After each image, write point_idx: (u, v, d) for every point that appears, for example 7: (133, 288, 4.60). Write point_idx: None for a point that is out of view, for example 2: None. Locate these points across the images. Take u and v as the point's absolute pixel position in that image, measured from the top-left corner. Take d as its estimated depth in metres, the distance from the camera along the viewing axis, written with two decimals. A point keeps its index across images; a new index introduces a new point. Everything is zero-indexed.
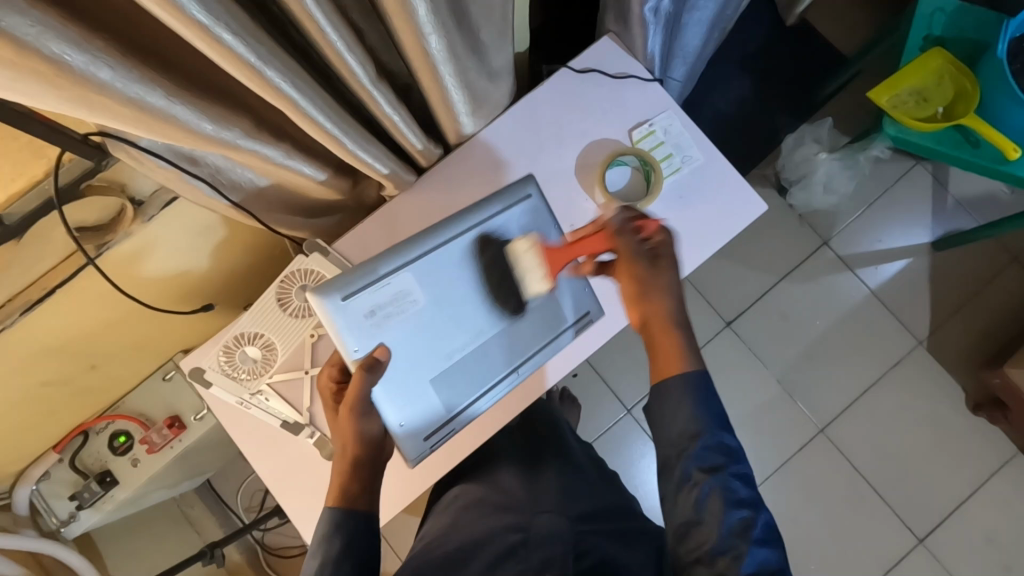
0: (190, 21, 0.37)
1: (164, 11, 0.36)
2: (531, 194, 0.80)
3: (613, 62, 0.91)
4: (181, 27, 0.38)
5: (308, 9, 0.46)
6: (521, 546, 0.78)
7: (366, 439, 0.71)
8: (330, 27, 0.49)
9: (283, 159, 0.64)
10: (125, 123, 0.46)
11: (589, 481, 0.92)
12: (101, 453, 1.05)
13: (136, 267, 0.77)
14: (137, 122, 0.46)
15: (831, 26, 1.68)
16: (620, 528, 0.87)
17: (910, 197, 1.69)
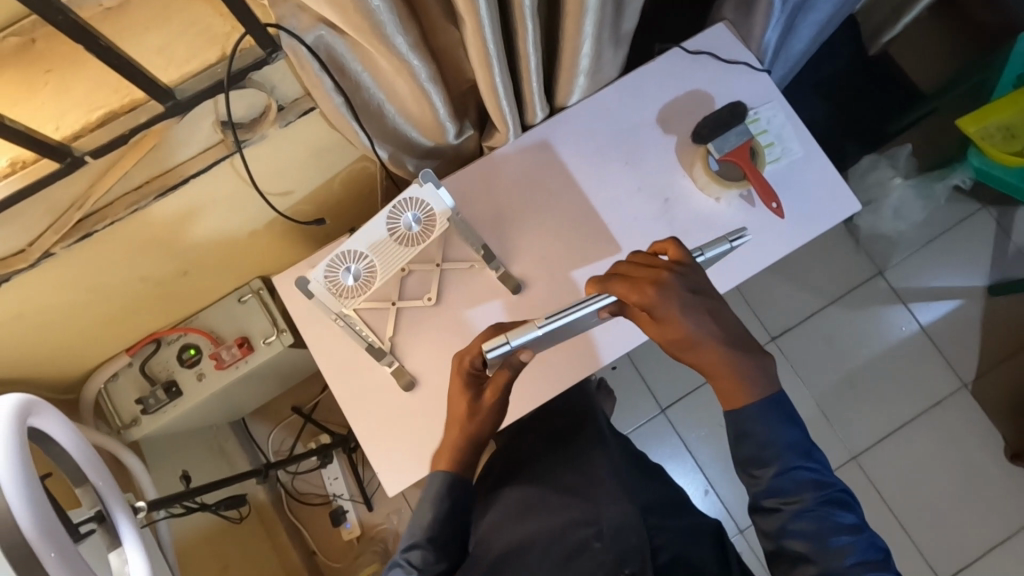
0: None
1: None
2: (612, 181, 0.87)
3: (724, 47, 0.93)
4: None
5: None
6: (594, 539, 0.84)
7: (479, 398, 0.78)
8: None
9: (427, 80, 0.66)
10: None
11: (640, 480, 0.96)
12: (169, 363, 1.07)
13: (257, 175, 0.80)
14: None
15: (913, 59, 1.69)
16: (686, 525, 0.94)
17: (971, 239, 1.69)
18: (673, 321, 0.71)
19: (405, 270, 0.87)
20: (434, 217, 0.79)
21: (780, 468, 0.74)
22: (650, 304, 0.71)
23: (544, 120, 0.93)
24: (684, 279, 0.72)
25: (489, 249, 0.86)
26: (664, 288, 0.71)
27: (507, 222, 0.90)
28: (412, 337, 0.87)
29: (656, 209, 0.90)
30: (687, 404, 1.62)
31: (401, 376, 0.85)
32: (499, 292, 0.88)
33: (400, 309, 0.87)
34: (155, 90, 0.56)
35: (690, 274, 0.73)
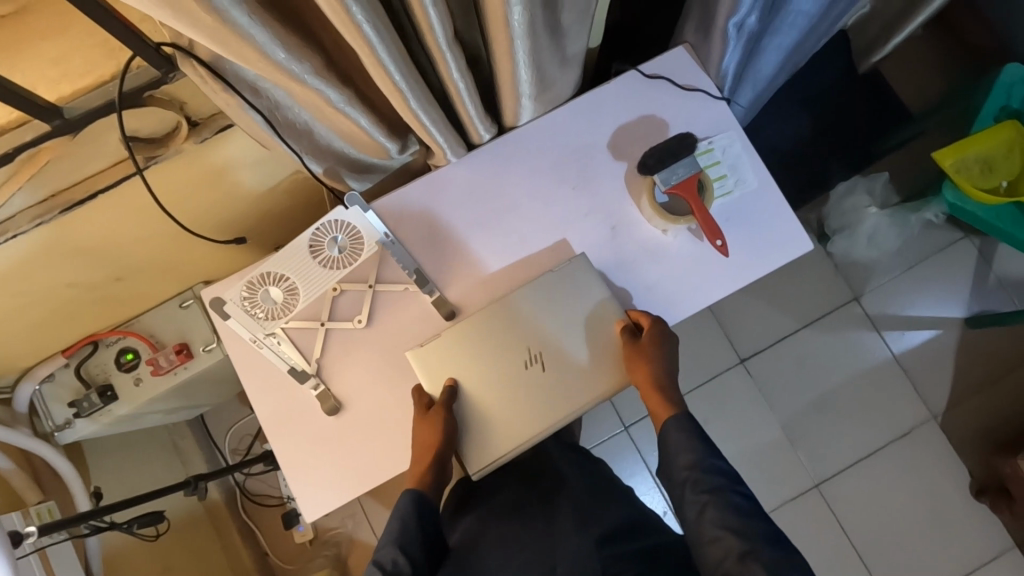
0: None
1: None
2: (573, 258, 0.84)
3: (682, 72, 0.89)
4: None
5: None
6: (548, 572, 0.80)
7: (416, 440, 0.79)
8: None
9: (344, 104, 0.63)
10: (202, 27, 0.46)
11: (599, 504, 0.92)
12: (106, 366, 1.05)
13: (181, 187, 0.77)
14: (214, 31, 0.47)
15: (902, 79, 1.64)
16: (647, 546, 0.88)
17: (951, 268, 1.65)
18: (663, 363, 0.81)
19: (337, 291, 0.85)
20: (361, 239, 0.78)
21: (699, 461, 0.79)
22: (646, 351, 0.80)
23: (490, 139, 0.89)
24: (657, 338, 0.81)
25: (422, 273, 0.84)
26: (656, 341, 0.81)
27: (444, 247, 0.87)
28: (341, 359, 0.85)
29: (600, 238, 0.87)
30: (650, 422, 1.59)
31: (326, 400, 0.83)
32: (434, 317, 0.86)
33: (329, 330, 0.85)
34: (38, 111, 0.53)
35: (664, 336, 0.81)
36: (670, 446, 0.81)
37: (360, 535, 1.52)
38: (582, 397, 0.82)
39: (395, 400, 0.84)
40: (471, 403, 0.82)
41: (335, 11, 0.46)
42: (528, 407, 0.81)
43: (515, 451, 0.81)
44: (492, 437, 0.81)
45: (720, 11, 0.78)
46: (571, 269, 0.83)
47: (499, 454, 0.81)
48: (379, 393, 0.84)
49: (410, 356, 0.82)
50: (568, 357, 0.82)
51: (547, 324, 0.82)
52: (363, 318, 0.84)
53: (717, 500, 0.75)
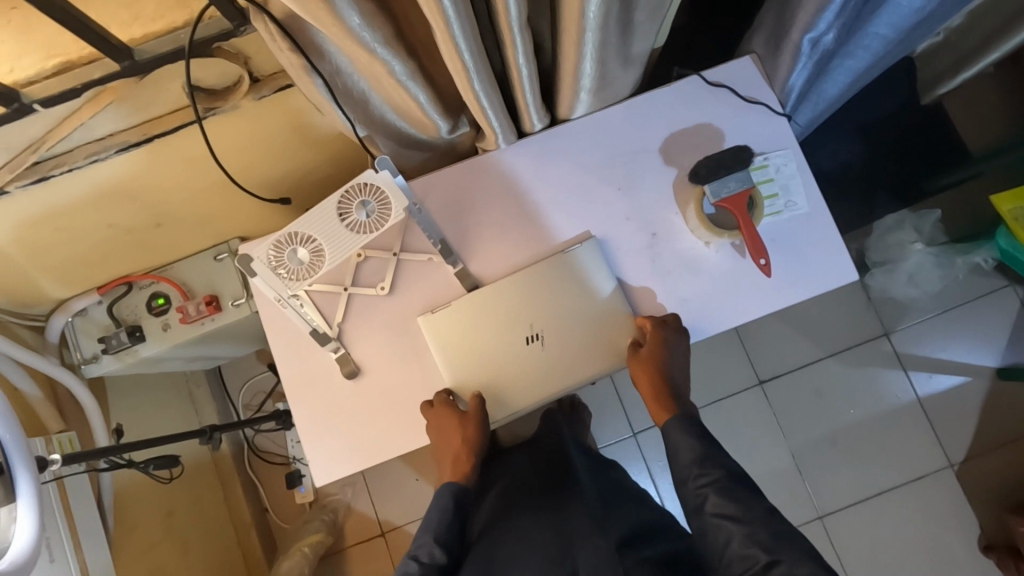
0: None
1: None
2: (590, 248, 0.85)
3: (745, 84, 0.87)
4: None
5: None
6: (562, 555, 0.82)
7: (443, 440, 0.83)
8: None
9: (406, 78, 0.63)
10: None
11: (610, 511, 0.95)
12: (137, 308, 1.07)
13: (230, 139, 0.78)
14: None
15: (966, 117, 1.58)
16: (663, 550, 0.88)
17: (989, 317, 1.60)
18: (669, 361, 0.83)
19: (361, 256, 0.84)
20: (389, 205, 0.76)
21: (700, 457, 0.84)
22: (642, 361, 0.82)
23: (542, 129, 0.88)
24: (658, 349, 0.81)
25: (447, 244, 0.84)
26: (658, 349, 0.82)
27: (471, 221, 0.87)
28: (364, 330, 0.85)
29: (633, 235, 0.86)
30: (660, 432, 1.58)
31: (345, 364, 0.84)
32: (455, 288, 0.86)
33: (352, 295, 0.85)
34: (111, 51, 0.54)
35: (667, 342, 0.82)
36: (672, 440, 0.87)
37: (358, 504, 1.54)
38: (581, 374, 0.84)
39: (415, 376, 0.85)
40: (480, 363, 0.84)
41: None
42: (548, 371, 0.84)
43: (529, 406, 0.84)
44: (509, 397, 0.84)
45: (797, 24, 0.74)
46: (586, 257, 0.84)
47: (500, 412, 0.84)
48: (400, 367, 0.85)
49: (422, 324, 0.84)
50: (588, 326, 0.84)
51: (566, 294, 0.84)
52: (385, 288, 0.84)
53: (717, 487, 0.81)
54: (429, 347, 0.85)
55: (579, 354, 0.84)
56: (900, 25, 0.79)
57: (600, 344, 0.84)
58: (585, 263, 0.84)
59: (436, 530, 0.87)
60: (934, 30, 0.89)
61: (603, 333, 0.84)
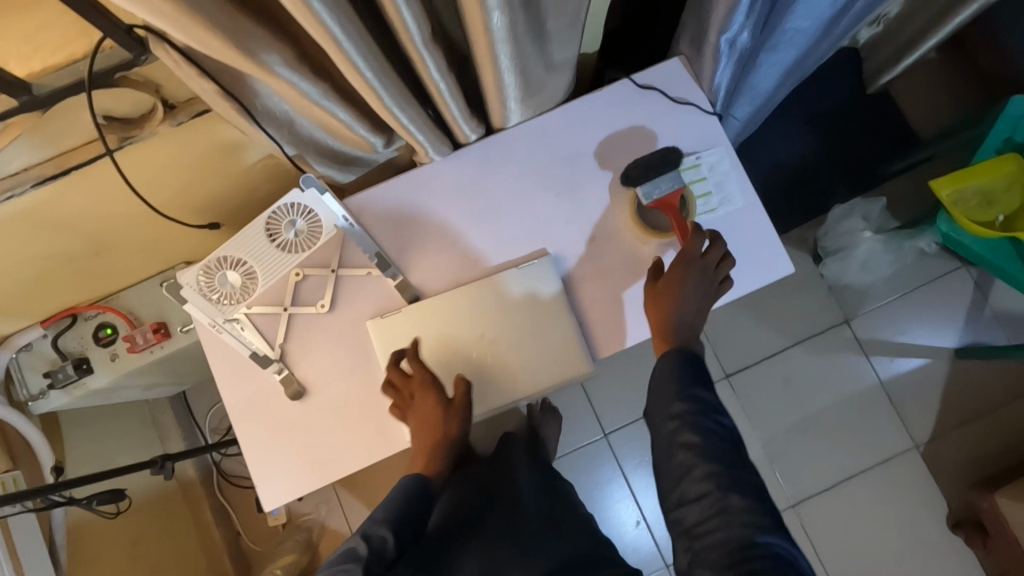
0: None
1: None
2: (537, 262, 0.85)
3: (674, 86, 0.88)
4: None
5: None
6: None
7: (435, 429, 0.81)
8: None
9: (318, 98, 0.63)
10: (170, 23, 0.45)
11: (558, 531, 0.94)
12: (83, 339, 1.05)
13: (156, 168, 0.77)
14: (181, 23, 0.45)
15: (912, 100, 1.59)
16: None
17: (946, 298, 1.62)
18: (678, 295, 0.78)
19: (299, 275, 0.84)
20: (318, 222, 0.77)
21: None
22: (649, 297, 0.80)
23: (478, 139, 0.88)
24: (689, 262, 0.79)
25: (384, 256, 0.84)
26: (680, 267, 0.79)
27: (410, 232, 0.87)
28: (306, 347, 0.85)
29: (571, 238, 0.87)
30: (631, 430, 1.58)
31: (290, 385, 0.83)
32: (396, 300, 0.86)
33: (292, 315, 0.85)
34: (5, 87, 0.53)
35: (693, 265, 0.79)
36: None
37: (333, 522, 1.52)
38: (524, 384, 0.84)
39: (360, 391, 0.85)
40: (424, 374, 0.84)
41: None
42: (494, 379, 0.84)
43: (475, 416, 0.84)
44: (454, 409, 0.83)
45: (712, 26, 0.74)
46: (536, 269, 0.85)
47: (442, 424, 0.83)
48: (346, 383, 0.85)
49: (370, 327, 0.84)
50: (533, 337, 0.84)
51: (511, 305, 0.85)
52: (324, 307, 0.84)
53: None
54: (377, 354, 0.84)
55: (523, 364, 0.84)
56: (818, 19, 0.81)
57: (546, 354, 0.84)
58: (531, 275, 0.85)
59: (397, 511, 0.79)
60: (853, 22, 0.92)
61: (550, 342, 0.84)
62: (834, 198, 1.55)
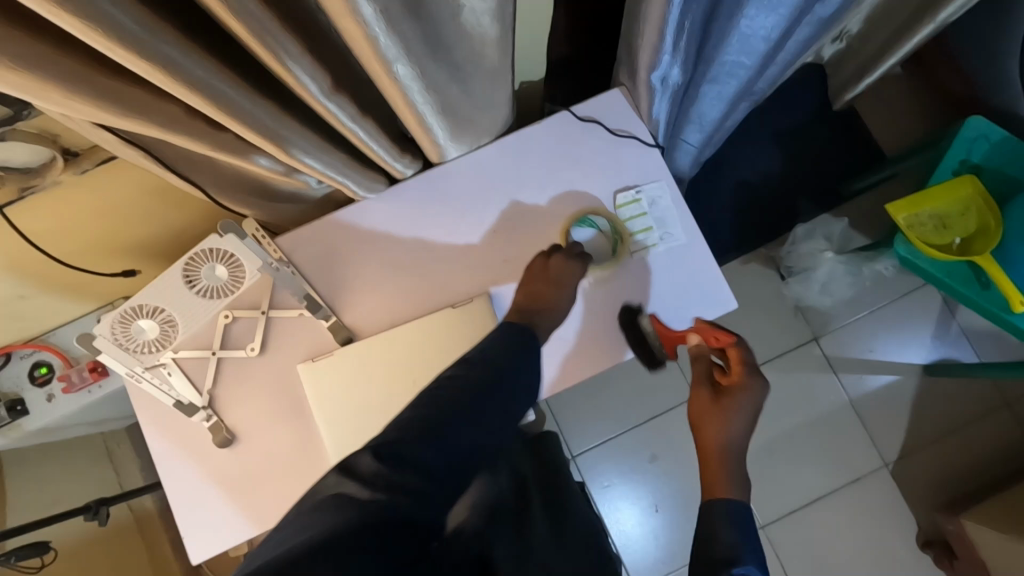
0: (93, 31, 0.34)
1: (64, 19, 0.33)
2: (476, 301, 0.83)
3: (615, 118, 0.86)
4: (86, 36, 0.35)
5: (250, 27, 0.42)
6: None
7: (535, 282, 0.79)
8: (280, 43, 0.45)
9: (224, 150, 0.60)
10: (33, 95, 0.42)
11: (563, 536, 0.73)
12: (19, 379, 1.01)
13: (71, 211, 0.74)
14: (43, 96, 0.42)
15: (875, 115, 1.56)
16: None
17: (915, 314, 1.56)
18: (726, 426, 0.72)
19: (228, 318, 0.82)
20: (241, 267, 0.75)
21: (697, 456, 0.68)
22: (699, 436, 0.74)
23: (414, 175, 0.86)
24: (745, 397, 0.72)
25: (314, 298, 0.82)
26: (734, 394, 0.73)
27: (343, 271, 0.85)
28: (235, 392, 0.82)
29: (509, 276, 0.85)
30: (599, 452, 1.47)
31: (218, 433, 0.81)
32: (328, 341, 0.84)
33: (220, 359, 0.82)
34: None
35: (749, 394, 0.73)
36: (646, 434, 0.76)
37: None
38: None
39: (291, 437, 0.82)
40: (353, 422, 0.80)
41: (166, 79, 0.42)
42: None
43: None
44: None
45: (643, 64, 0.73)
46: (474, 311, 0.82)
47: None
48: (276, 428, 0.82)
49: (300, 371, 0.81)
50: None
51: (449, 349, 0.81)
52: (252, 351, 0.82)
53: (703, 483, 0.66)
54: (307, 399, 0.81)
55: None
56: (754, 54, 0.79)
57: None
58: (472, 316, 0.82)
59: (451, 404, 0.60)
60: (797, 48, 0.90)
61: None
62: (799, 214, 1.53)
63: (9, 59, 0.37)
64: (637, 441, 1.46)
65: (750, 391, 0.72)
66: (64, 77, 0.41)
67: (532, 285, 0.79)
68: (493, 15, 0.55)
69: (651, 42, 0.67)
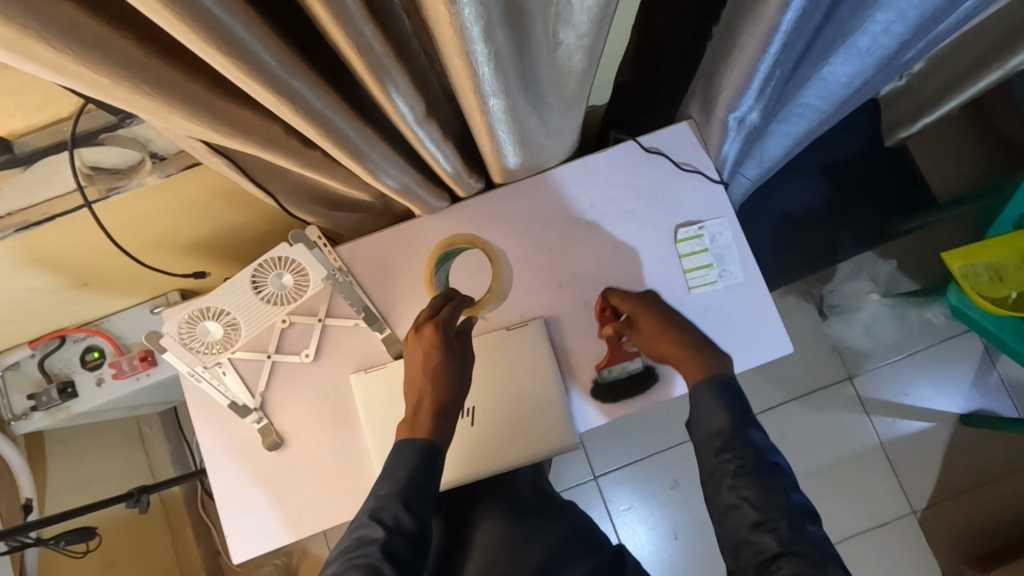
0: (237, 67, 0.36)
1: (214, 56, 0.35)
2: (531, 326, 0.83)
3: (681, 151, 0.86)
4: (228, 70, 0.36)
5: (371, 63, 0.43)
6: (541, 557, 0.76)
7: (424, 371, 0.77)
8: (392, 77, 0.46)
9: (310, 167, 0.61)
10: (156, 116, 0.43)
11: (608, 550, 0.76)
12: (70, 362, 1.03)
13: (145, 210, 0.76)
14: (165, 117, 0.43)
15: (930, 154, 1.52)
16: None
17: (956, 361, 1.53)
18: (662, 326, 0.80)
19: (285, 323, 0.83)
20: (306, 276, 0.75)
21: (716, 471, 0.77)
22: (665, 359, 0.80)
23: (475, 194, 0.87)
24: (637, 312, 0.81)
25: (371, 311, 0.83)
26: (637, 315, 0.81)
27: (400, 285, 0.85)
28: (286, 396, 0.83)
29: (563, 302, 0.85)
30: (623, 474, 1.46)
31: (267, 435, 0.82)
32: (381, 354, 0.84)
33: (275, 363, 0.83)
34: None
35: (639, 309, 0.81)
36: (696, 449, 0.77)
37: (314, 549, 1.43)
38: (505, 453, 0.81)
39: (338, 446, 0.83)
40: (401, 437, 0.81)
41: (285, 108, 0.43)
42: (475, 445, 0.82)
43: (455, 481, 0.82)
44: None
45: (721, 104, 0.73)
46: (528, 335, 0.83)
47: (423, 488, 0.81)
48: (324, 436, 0.83)
49: (353, 382, 0.82)
50: (521, 404, 0.82)
51: (504, 371, 0.83)
52: (306, 358, 0.83)
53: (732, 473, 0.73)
54: (358, 409, 0.82)
55: (508, 432, 0.82)
56: (831, 98, 0.78)
57: (529, 422, 0.82)
58: (528, 340, 0.83)
59: (406, 492, 0.71)
60: (872, 91, 0.88)
61: (537, 412, 0.82)
62: (843, 251, 1.49)
63: (147, 86, 0.38)
64: (663, 467, 1.45)
65: (643, 308, 0.81)
66: (189, 100, 0.42)
67: (413, 381, 0.78)
68: (589, 52, 0.55)
69: (735, 84, 0.67)
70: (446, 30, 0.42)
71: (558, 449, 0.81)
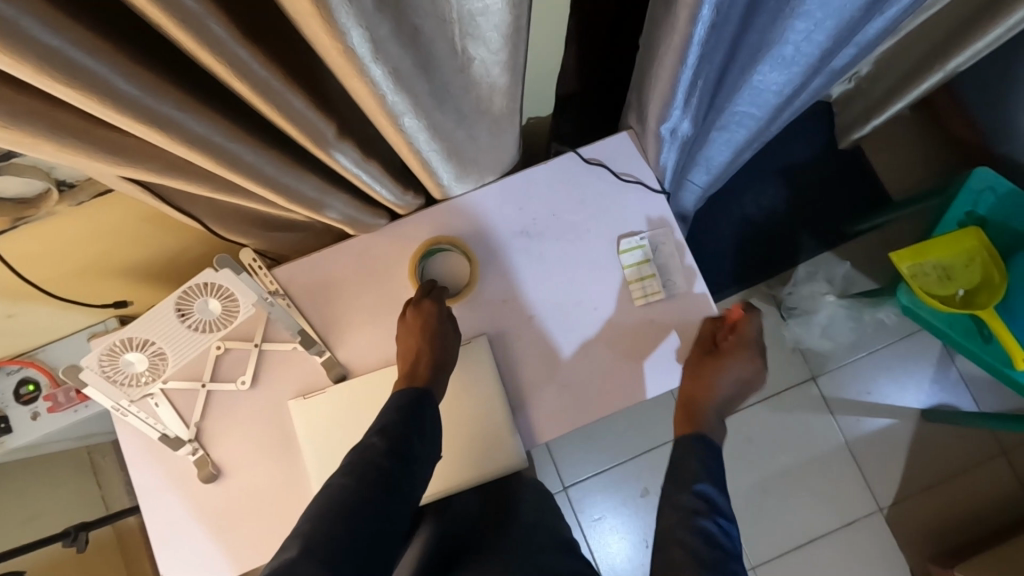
0: (91, 97, 0.34)
1: (63, 88, 0.33)
2: (474, 344, 0.82)
3: (622, 161, 0.85)
4: (84, 101, 0.34)
5: (257, 87, 0.41)
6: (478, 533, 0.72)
7: (428, 335, 0.77)
8: (286, 100, 0.44)
9: (221, 192, 0.58)
10: (26, 149, 0.41)
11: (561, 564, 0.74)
12: (3, 396, 0.99)
13: (63, 239, 0.73)
14: (38, 150, 0.41)
15: (881, 155, 1.54)
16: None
17: (915, 357, 1.54)
18: (719, 381, 0.80)
19: (221, 349, 0.81)
20: (235, 301, 0.73)
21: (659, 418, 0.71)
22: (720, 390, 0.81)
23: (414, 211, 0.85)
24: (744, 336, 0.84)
25: (308, 334, 0.80)
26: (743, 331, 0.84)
27: (338, 306, 0.83)
28: (222, 425, 0.80)
29: (506, 318, 0.83)
30: (592, 485, 1.44)
31: (203, 467, 0.79)
32: (322, 378, 0.82)
33: (211, 392, 0.81)
34: None
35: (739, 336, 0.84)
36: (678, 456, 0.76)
37: None
38: (451, 476, 0.79)
39: (278, 475, 0.80)
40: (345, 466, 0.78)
41: (166, 137, 0.41)
42: None
43: None
44: None
45: (653, 115, 0.72)
46: (473, 353, 0.81)
47: None
48: (264, 466, 0.80)
49: (292, 408, 0.79)
50: (466, 423, 0.81)
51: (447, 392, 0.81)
52: (241, 384, 0.80)
53: None
54: (298, 437, 0.79)
55: (453, 453, 0.80)
56: (766, 105, 0.78)
57: (475, 443, 0.80)
58: (472, 358, 0.81)
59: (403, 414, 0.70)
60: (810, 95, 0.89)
61: (483, 433, 0.80)
62: (801, 251, 1.51)
63: (1, 119, 0.36)
64: (631, 475, 1.44)
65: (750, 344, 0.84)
66: (58, 131, 0.40)
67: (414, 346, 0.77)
68: (503, 68, 0.54)
69: (662, 95, 0.66)
70: (333, 53, 0.41)
71: (508, 468, 0.79)
